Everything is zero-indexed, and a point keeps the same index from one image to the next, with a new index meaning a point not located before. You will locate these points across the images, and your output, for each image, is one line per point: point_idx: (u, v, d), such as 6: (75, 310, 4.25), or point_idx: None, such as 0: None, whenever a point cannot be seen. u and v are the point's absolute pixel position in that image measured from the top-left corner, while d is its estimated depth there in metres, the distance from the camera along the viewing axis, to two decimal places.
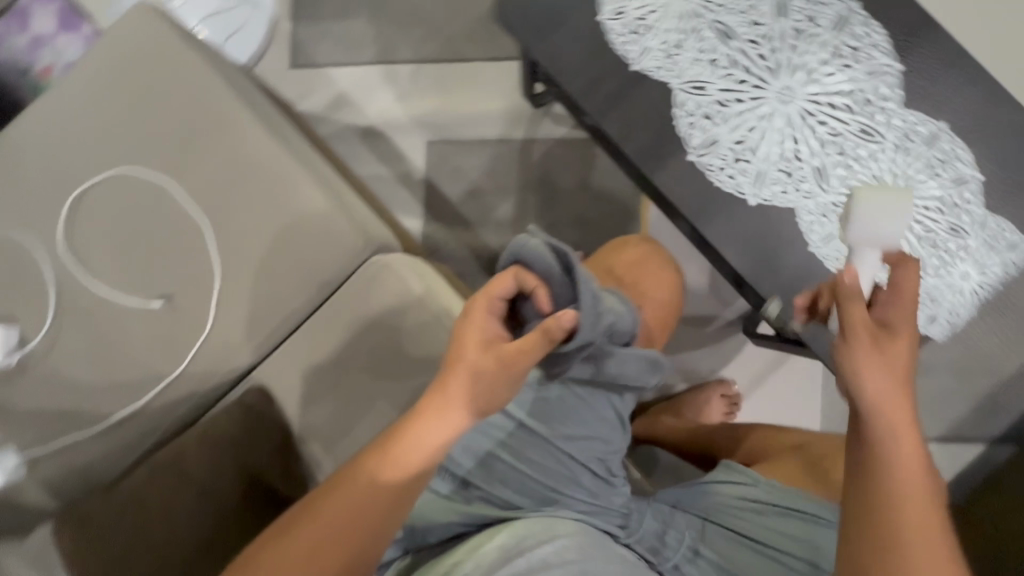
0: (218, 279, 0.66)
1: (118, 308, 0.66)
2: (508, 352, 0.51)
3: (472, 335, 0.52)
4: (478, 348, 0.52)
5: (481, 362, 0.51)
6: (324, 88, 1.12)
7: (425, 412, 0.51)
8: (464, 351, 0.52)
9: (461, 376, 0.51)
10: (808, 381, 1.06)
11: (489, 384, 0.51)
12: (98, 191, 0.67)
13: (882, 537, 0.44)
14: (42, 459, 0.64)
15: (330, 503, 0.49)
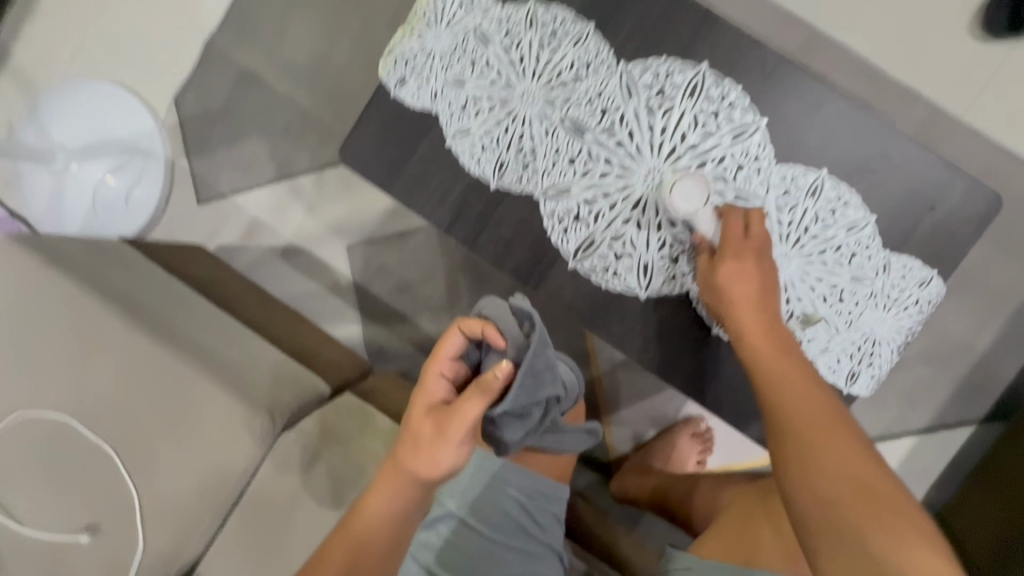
0: (137, 496, 0.67)
1: (50, 549, 0.66)
2: (446, 415, 0.52)
3: (417, 405, 0.55)
4: (422, 415, 0.54)
5: (421, 433, 0.53)
6: (236, 218, 1.12)
7: (384, 483, 0.55)
8: (410, 425, 0.54)
9: (407, 443, 0.54)
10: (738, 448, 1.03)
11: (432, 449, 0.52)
12: (6, 439, 0.68)
13: (795, 435, 0.53)
14: None
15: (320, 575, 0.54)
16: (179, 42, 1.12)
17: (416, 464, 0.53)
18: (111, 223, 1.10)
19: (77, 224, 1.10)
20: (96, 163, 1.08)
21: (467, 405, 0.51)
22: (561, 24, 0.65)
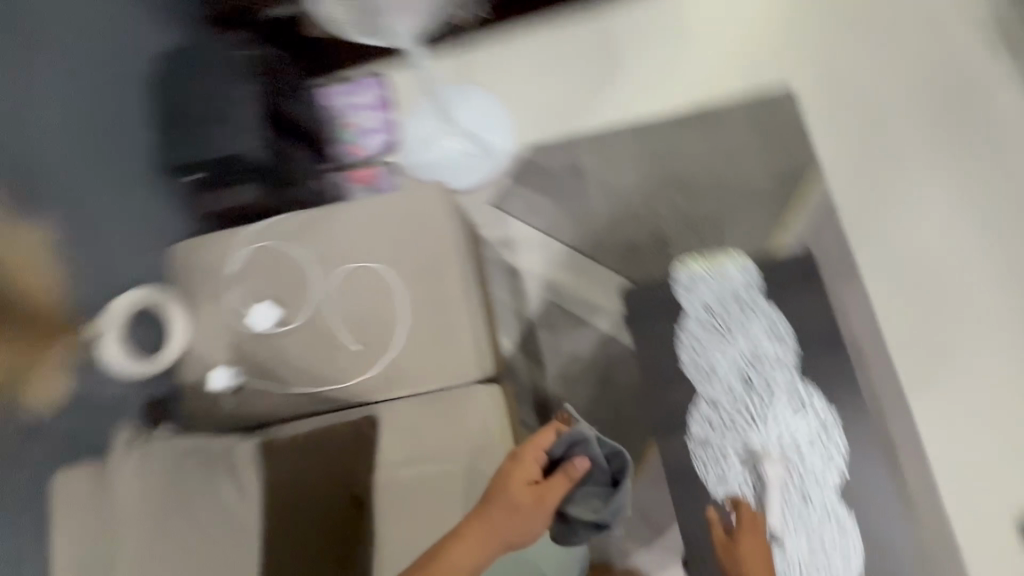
0: (391, 349, 1.11)
1: (332, 334, 1.11)
2: (536, 487, 0.93)
3: (518, 473, 0.93)
4: (521, 479, 0.93)
5: (522, 493, 0.91)
6: (503, 229, 1.61)
7: (487, 521, 0.88)
8: (510, 497, 0.91)
9: (507, 502, 0.90)
10: None
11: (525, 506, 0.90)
12: (363, 270, 1.15)
13: None
14: (248, 384, 1.12)
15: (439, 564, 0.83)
16: (559, 125, 1.69)
17: (515, 514, 0.89)
18: (446, 175, 1.64)
19: (430, 161, 1.65)
20: (468, 142, 1.64)
21: (558, 483, 0.93)
22: None
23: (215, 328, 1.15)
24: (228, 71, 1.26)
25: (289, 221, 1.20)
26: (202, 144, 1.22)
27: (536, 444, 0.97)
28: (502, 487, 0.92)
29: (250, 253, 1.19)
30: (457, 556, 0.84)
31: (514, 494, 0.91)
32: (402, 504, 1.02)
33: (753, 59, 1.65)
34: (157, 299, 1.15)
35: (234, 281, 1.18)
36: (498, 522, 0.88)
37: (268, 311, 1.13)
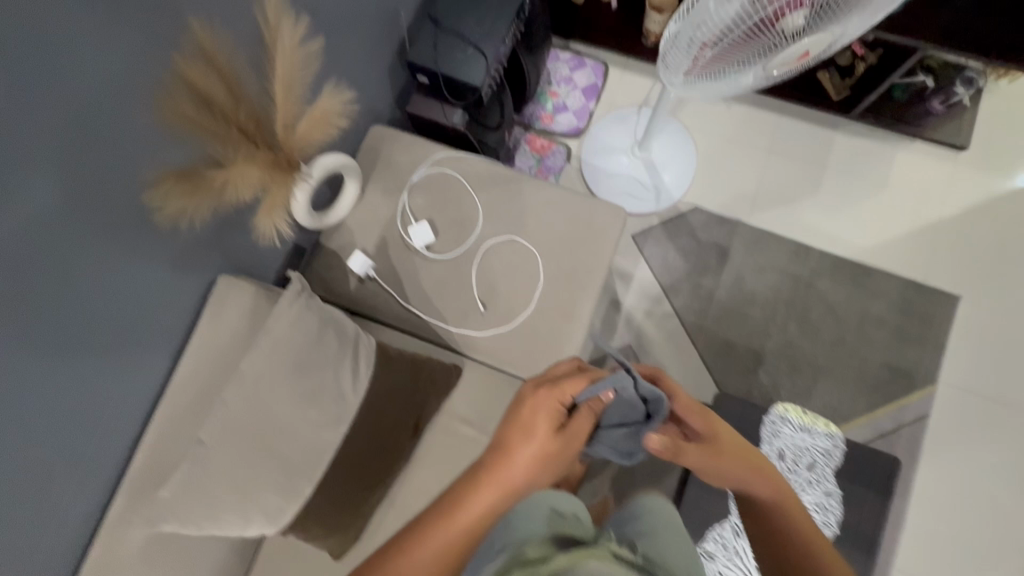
0: (505, 326, 1.19)
1: (465, 283, 1.20)
2: (567, 431, 0.75)
3: (539, 417, 0.74)
4: (543, 428, 0.73)
5: (537, 451, 0.72)
6: (629, 263, 1.66)
7: (510, 471, 0.70)
8: (518, 449, 0.72)
9: (528, 452, 0.72)
10: None
11: (551, 457, 0.73)
12: (519, 244, 1.22)
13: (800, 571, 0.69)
14: (375, 281, 1.22)
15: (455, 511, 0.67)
16: (731, 201, 1.67)
17: (539, 464, 0.72)
18: (606, 187, 1.68)
19: (601, 167, 1.69)
20: (644, 170, 1.66)
21: (584, 421, 0.77)
22: (830, 511, 1.11)
23: (373, 219, 1.25)
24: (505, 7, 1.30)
25: (482, 167, 1.28)
26: (446, 58, 1.28)
27: (550, 391, 0.78)
28: (515, 436, 0.73)
29: (436, 174, 1.27)
30: (463, 521, 0.66)
31: (532, 448, 0.72)
32: (443, 452, 1.13)
33: (943, 251, 1.59)
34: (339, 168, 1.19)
35: (411, 189, 1.26)
36: (518, 476, 0.71)
37: (423, 231, 1.20)
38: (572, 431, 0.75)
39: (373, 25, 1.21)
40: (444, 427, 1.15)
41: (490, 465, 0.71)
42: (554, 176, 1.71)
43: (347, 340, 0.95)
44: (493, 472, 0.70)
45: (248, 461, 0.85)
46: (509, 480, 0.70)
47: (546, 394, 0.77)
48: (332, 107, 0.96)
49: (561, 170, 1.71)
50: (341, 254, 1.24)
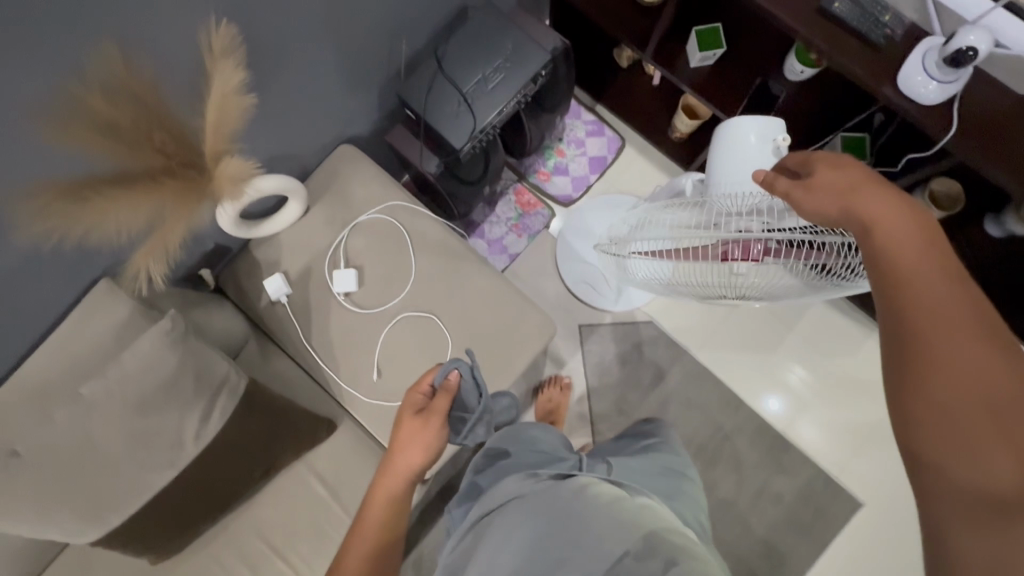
0: (391, 402, 1.15)
1: (368, 346, 1.16)
2: (424, 421, 1.00)
3: (407, 411, 1.02)
4: (412, 410, 1.02)
5: (410, 424, 1.01)
6: (566, 351, 1.61)
7: (396, 453, 1.00)
8: (402, 440, 1.00)
9: (404, 443, 0.99)
10: None
11: (421, 440, 0.99)
12: (437, 326, 1.17)
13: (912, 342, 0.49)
14: (285, 309, 1.18)
15: (377, 488, 0.99)
16: (687, 328, 1.62)
17: (414, 444, 0.99)
18: (570, 269, 1.61)
19: (573, 247, 1.61)
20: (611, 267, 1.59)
21: (442, 402, 1.00)
22: None
23: (305, 245, 1.20)
24: (515, 74, 1.21)
25: (432, 232, 1.21)
26: (437, 106, 1.20)
27: (411, 399, 1.03)
28: (401, 429, 1.01)
29: (384, 222, 1.21)
30: (374, 512, 0.97)
31: (406, 427, 1.00)
32: (288, 500, 1.13)
33: (869, 454, 1.55)
34: (281, 188, 1.12)
35: (353, 229, 1.20)
36: (405, 464, 0.99)
37: (347, 280, 1.15)
38: (435, 418, 1.00)
39: (368, 50, 1.12)
40: (297, 476, 1.14)
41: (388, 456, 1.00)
42: (528, 237, 1.66)
43: (207, 387, 0.92)
44: (389, 469, 0.99)
45: (58, 481, 0.84)
46: (403, 477, 0.99)
47: (410, 399, 1.03)
48: (241, 168, 0.88)
49: (537, 232, 1.66)
50: (263, 265, 1.20)
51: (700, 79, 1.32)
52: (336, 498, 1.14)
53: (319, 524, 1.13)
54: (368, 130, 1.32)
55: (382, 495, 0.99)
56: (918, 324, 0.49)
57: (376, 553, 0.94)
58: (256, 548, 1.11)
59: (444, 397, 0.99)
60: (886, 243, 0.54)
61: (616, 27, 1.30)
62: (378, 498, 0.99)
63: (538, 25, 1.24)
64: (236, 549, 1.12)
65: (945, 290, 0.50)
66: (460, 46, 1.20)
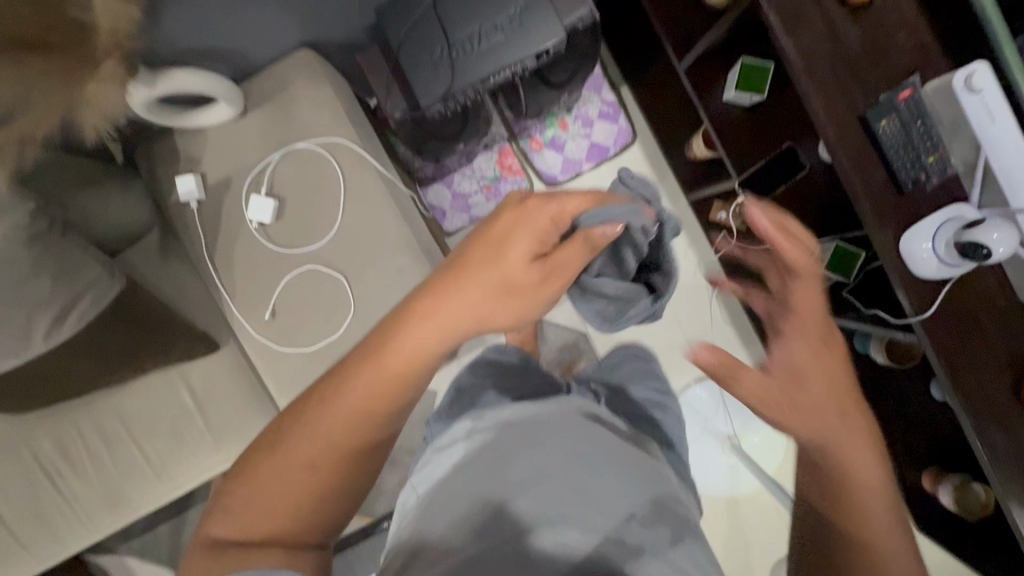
0: (275, 348, 1.12)
1: (268, 284, 1.10)
2: (542, 237, 0.69)
3: (524, 228, 0.68)
4: (526, 240, 0.68)
5: (530, 256, 0.68)
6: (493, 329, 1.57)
7: (482, 278, 0.66)
8: (505, 249, 0.67)
9: (479, 265, 0.67)
10: None
11: (508, 274, 0.67)
12: (342, 288, 1.10)
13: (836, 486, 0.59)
14: (190, 214, 1.09)
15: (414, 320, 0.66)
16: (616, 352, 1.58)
17: (499, 299, 0.67)
18: None
19: None
20: (718, 459, 1.57)
21: (576, 247, 0.70)
22: None
23: (229, 152, 1.08)
24: (518, 41, 1.01)
25: (370, 187, 1.10)
26: (418, 45, 1.01)
27: (538, 209, 0.69)
28: (478, 248, 0.68)
29: (321, 157, 1.08)
30: (355, 410, 0.64)
31: (506, 244, 0.68)
32: (153, 397, 1.14)
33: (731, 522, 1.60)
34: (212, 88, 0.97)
35: (285, 153, 1.08)
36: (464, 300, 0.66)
37: (262, 211, 1.06)
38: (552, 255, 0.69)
39: None
40: (167, 379, 1.13)
41: (456, 257, 0.69)
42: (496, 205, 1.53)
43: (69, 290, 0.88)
44: (449, 287, 0.66)
45: None
46: (461, 316, 0.66)
47: (537, 204, 0.69)
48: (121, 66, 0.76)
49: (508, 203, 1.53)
50: (181, 158, 1.08)
51: (726, 116, 1.14)
52: (200, 411, 1.15)
53: (178, 428, 1.15)
54: (342, 38, 1.13)
55: (384, 379, 0.64)
56: (820, 426, 0.61)
57: (345, 450, 0.64)
58: (113, 427, 1.14)
59: (582, 241, 0.70)
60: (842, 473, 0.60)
61: (663, 20, 1.11)
62: (388, 383, 0.64)
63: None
64: (92, 421, 1.14)
65: (871, 464, 0.61)
66: None
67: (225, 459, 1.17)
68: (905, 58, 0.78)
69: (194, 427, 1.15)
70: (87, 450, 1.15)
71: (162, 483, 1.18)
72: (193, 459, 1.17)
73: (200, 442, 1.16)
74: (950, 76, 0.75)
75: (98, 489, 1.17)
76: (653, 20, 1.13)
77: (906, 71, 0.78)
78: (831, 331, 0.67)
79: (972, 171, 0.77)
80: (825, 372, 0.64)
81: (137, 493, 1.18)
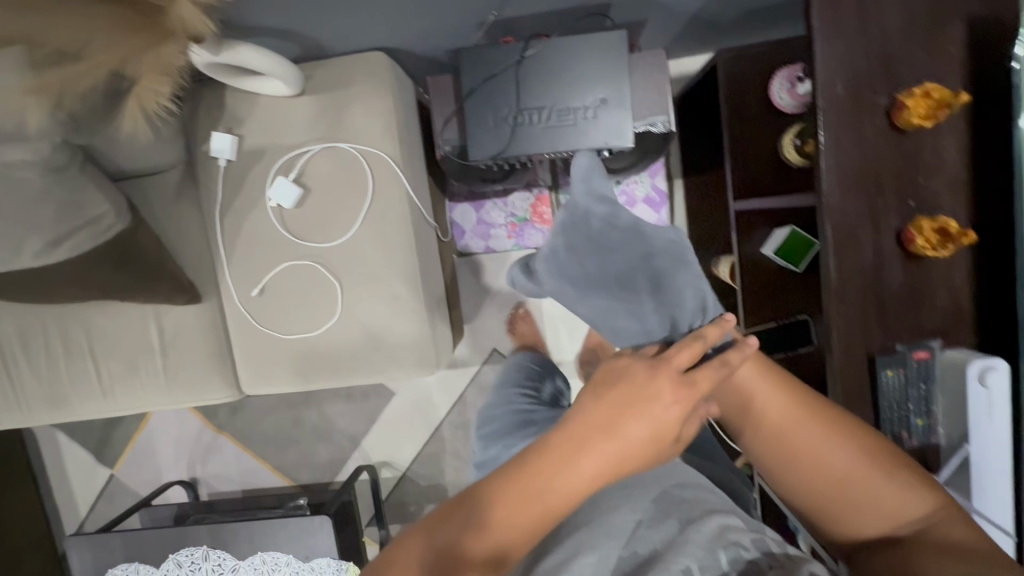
0: (252, 325, 1.13)
1: (266, 264, 1.10)
2: (660, 437, 0.47)
3: (606, 446, 0.46)
4: (634, 416, 0.47)
5: (667, 423, 0.47)
6: (468, 356, 1.59)
7: (569, 480, 0.46)
8: (581, 463, 0.46)
9: (641, 406, 0.47)
10: (148, 461, 1.72)
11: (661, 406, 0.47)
12: (334, 293, 1.11)
13: (787, 433, 0.55)
14: (215, 172, 1.09)
15: (523, 512, 0.45)
16: None
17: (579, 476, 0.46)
18: None
19: None
20: None
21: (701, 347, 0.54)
22: None
23: (273, 127, 1.07)
24: (586, 131, 0.99)
25: (394, 208, 1.09)
26: (488, 99, 1.00)
27: (658, 374, 0.49)
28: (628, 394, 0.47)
29: (358, 164, 1.07)
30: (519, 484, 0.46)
31: (573, 441, 0.47)
32: (124, 325, 1.16)
33: None
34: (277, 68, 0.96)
35: (325, 148, 1.07)
36: (616, 435, 0.46)
37: (283, 196, 1.06)
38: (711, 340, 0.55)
39: None
40: (143, 314, 1.15)
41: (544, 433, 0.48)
42: (515, 244, 1.54)
43: None
44: (576, 447, 0.46)
45: None
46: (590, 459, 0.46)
47: (627, 366, 0.50)
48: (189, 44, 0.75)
49: (525, 247, 1.54)
50: (225, 114, 1.07)
51: (756, 267, 1.13)
52: (164, 353, 1.17)
53: (138, 361, 1.17)
54: (423, 52, 1.11)
55: (533, 492, 0.45)
56: (785, 441, 0.54)
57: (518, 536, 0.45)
58: (77, 338, 1.16)
59: (678, 407, 0.48)
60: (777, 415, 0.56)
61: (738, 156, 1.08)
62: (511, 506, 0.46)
63: (665, 97, 1.05)
64: (59, 325, 1.16)
65: (844, 456, 0.53)
66: (556, 61, 0.98)
67: (172, 403, 1.20)
68: (938, 318, 0.76)
69: (153, 365, 1.18)
70: (45, 350, 1.17)
71: (106, 404, 1.21)
72: (142, 393, 1.19)
73: (153, 381, 1.18)
74: (972, 355, 0.73)
75: (43, 388, 1.20)
76: (728, 152, 1.09)
77: (932, 330, 0.76)
78: (769, 360, 0.60)
79: (953, 452, 0.77)
80: (776, 389, 0.57)
81: (78, 404, 1.21)
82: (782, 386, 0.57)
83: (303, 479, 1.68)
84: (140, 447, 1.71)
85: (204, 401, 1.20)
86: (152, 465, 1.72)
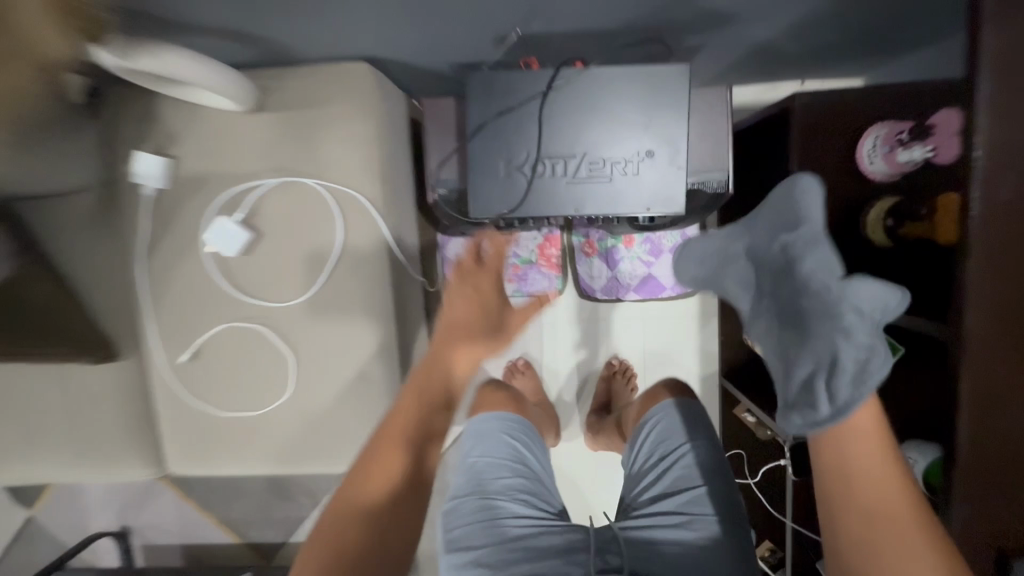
0: (181, 397, 0.89)
1: (203, 323, 0.86)
2: (480, 301, 0.76)
3: (392, 432, 0.64)
4: (440, 373, 0.69)
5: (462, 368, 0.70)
6: None
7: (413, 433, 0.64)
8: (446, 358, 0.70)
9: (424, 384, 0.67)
10: (79, 506, 1.48)
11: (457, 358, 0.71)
12: (288, 366, 0.87)
13: None
14: (140, 201, 0.84)
15: (388, 471, 0.62)
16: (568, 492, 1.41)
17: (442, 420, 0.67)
18: None
19: None
20: None
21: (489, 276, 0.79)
22: None
23: (219, 149, 0.82)
24: (626, 194, 0.77)
25: (371, 265, 0.86)
26: (504, 141, 0.76)
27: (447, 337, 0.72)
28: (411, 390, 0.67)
29: (326, 207, 0.83)
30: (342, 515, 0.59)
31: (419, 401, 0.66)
32: (19, 381, 0.91)
33: None
34: (230, 81, 0.73)
35: (284, 184, 0.82)
36: (432, 397, 0.67)
37: (225, 244, 0.81)
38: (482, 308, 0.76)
39: None
40: (43, 370, 0.90)
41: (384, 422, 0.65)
42: (516, 291, 1.29)
43: None
44: (385, 428, 0.64)
45: None
46: (405, 437, 0.64)
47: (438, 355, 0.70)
48: None
49: (527, 293, 1.30)
50: (157, 128, 0.82)
51: None
52: (69, 418, 0.93)
53: (34, 424, 0.93)
54: (422, 65, 0.86)
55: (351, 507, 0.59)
56: (853, 504, 0.52)
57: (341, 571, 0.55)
58: None
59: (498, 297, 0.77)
60: (876, 497, 0.52)
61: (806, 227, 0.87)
62: (375, 489, 0.60)
63: (727, 150, 0.82)
64: None
65: (931, 558, 0.49)
66: (594, 97, 0.75)
67: (77, 478, 0.96)
68: None
69: (55, 432, 0.93)
70: None
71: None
72: (41, 464, 0.95)
73: (54, 452, 0.94)
74: None
75: None
76: None
77: None
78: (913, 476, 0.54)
79: None
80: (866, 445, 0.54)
81: None
82: (876, 435, 0.54)
83: (251, 536, 1.45)
84: (65, 493, 1.48)
85: (117, 477, 0.96)
86: (84, 510, 1.48)
